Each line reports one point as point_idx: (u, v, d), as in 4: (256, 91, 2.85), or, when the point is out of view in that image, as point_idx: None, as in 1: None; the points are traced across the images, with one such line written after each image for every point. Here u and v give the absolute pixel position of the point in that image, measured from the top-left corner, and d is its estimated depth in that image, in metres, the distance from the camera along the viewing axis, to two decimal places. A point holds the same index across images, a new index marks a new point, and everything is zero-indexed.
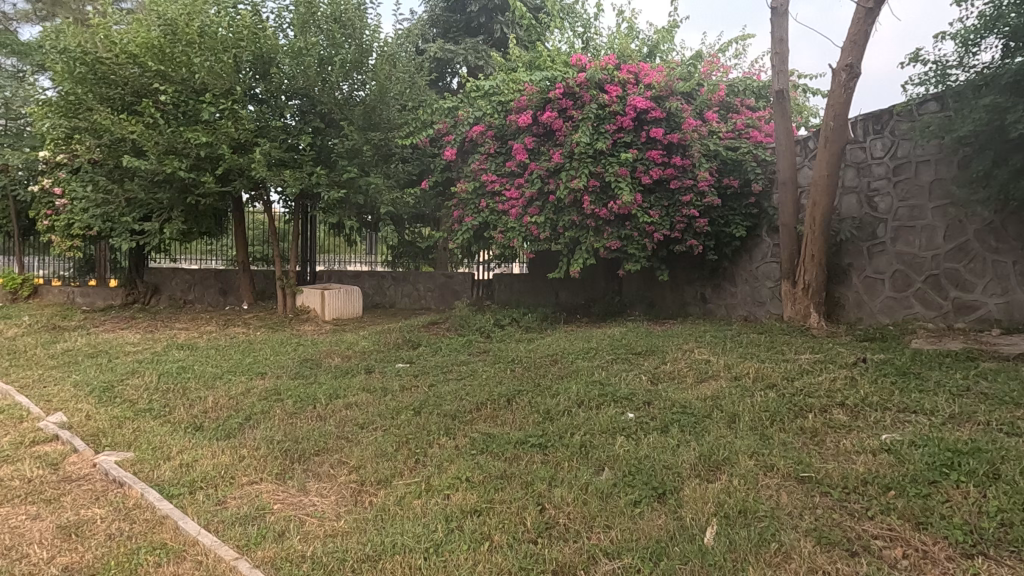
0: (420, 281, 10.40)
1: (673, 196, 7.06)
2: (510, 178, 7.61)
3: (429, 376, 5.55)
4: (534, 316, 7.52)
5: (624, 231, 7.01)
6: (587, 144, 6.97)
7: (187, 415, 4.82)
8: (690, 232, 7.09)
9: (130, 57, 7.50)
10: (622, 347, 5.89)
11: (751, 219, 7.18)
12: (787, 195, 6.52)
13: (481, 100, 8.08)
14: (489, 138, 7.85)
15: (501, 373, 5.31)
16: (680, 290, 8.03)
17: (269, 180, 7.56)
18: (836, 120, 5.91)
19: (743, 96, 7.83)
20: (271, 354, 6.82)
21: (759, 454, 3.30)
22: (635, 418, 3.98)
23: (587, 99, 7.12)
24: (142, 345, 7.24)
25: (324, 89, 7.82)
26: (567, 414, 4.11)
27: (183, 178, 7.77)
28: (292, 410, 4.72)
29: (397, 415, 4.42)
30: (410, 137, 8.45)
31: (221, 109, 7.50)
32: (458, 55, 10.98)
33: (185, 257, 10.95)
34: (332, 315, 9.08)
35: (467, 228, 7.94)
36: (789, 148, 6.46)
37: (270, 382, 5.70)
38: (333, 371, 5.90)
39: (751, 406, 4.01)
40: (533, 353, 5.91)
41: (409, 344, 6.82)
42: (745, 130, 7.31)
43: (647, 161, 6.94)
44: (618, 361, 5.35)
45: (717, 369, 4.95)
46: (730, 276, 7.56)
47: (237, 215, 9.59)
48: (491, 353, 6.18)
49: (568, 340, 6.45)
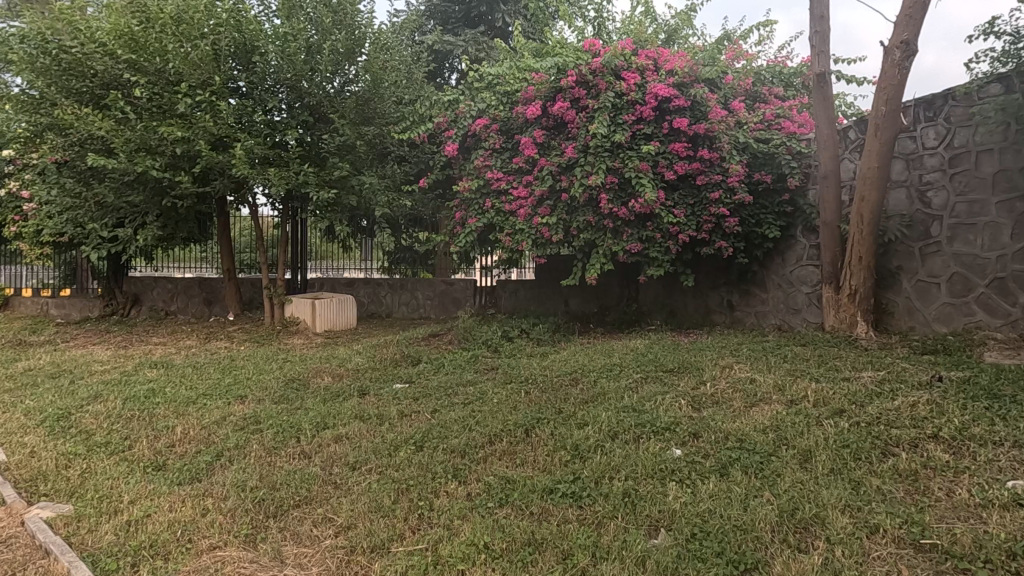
0: (419, 288, 9.72)
1: (699, 193, 6.40)
2: (518, 176, 6.93)
3: (432, 399, 4.85)
4: (545, 327, 6.83)
5: (646, 233, 6.32)
6: (603, 137, 6.31)
7: (149, 451, 4.11)
8: (719, 232, 6.39)
9: (99, 46, 6.80)
10: (650, 363, 5.21)
11: (785, 218, 6.50)
12: (829, 191, 5.84)
13: (484, 91, 7.42)
14: (494, 132, 7.17)
15: (516, 396, 4.62)
16: (704, 296, 7.36)
17: (252, 179, 6.86)
18: (888, 104, 5.23)
19: (772, 85, 7.16)
20: (254, 372, 6.11)
21: (854, 509, 2.61)
22: (684, 457, 3.29)
23: (603, 88, 6.47)
24: (111, 363, 6.52)
25: (311, 81, 7.15)
26: (600, 450, 3.43)
27: (157, 178, 7.07)
28: (272, 445, 4.01)
29: (395, 452, 3.72)
30: (406, 132, 7.76)
31: (199, 102, 6.81)
32: (458, 47, 10.30)
33: (167, 265, 10.22)
34: (324, 327, 8.38)
35: (469, 231, 7.23)
36: (830, 138, 5.78)
37: (251, 408, 4.98)
38: (322, 394, 5.18)
39: (822, 439, 3.33)
40: (549, 370, 5.22)
41: (408, 361, 6.12)
42: (777, 121, 6.64)
43: (670, 155, 6.28)
44: (649, 381, 4.67)
45: (767, 391, 4.27)
46: (760, 281, 6.88)
47: (222, 219, 8.94)
48: (501, 370, 5.48)
49: (586, 354, 5.76)
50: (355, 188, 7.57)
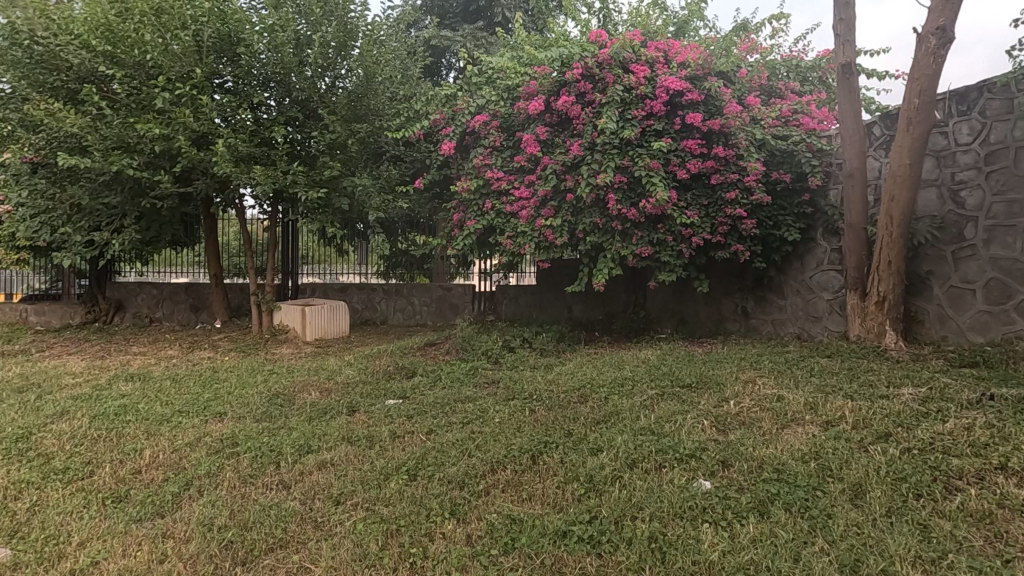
0: (415, 294, 9.31)
1: (713, 193, 6.00)
2: (519, 175, 6.53)
3: (428, 418, 4.43)
4: (548, 336, 6.42)
5: (657, 236, 5.93)
6: (611, 133, 5.92)
7: (111, 479, 3.68)
8: (734, 235, 5.99)
9: (73, 37, 6.39)
10: (664, 377, 4.80)
11: (804, 219, 6.10)
12: (855, 190, 5.44)
13: (484, 86, 7.02)
14: (494, 129, 6.76)
15: (520, 414, 4.20)
16: (717, 303, 6.95)
17: (236, 179, 6.44)
18: (921, 96, 4.84)
19: (788, 79, 6.76)
20: (237, 386, 5.68)
21: (928, 563, 2.19)
22: (715, 491, 2.88)
23: (610, 81, 6.08)
24: (83, 375, 6.07)
25: (300, 76, 6.74)
26: (617, 482, 3.03)
27: (135, 178, 6.64)
28: (248, 472, 3.58)
29: (385, 483, 3.29)
30: (401, 130, 7.29)
31: (178, 96, 6.38)
32: (456, 42, 9.88)
33: (152, 270, 9.77)
34: (315, 336, 7.96)
35: (468, 233, 6.79)
36: (856, 133, 5.38)
37: (229, 427, 4.55)
38: (308, 412, 4.75)
39: (873, 469, 2.91)
40: (555, 385, 4.81)
41: (402, 374, 5.70)
42: (795, 117, 6.24)
43: (682, 153, 5.89)
44: (666, 399, 4.26)
45: (798, 411, 3.86)
46: (777, 287, 6.49)
47: (208, 223, 8.54)
48: (503, 384, 5.06)
49: (595, 366, 5.35)
50: (347, 189, 7.17)
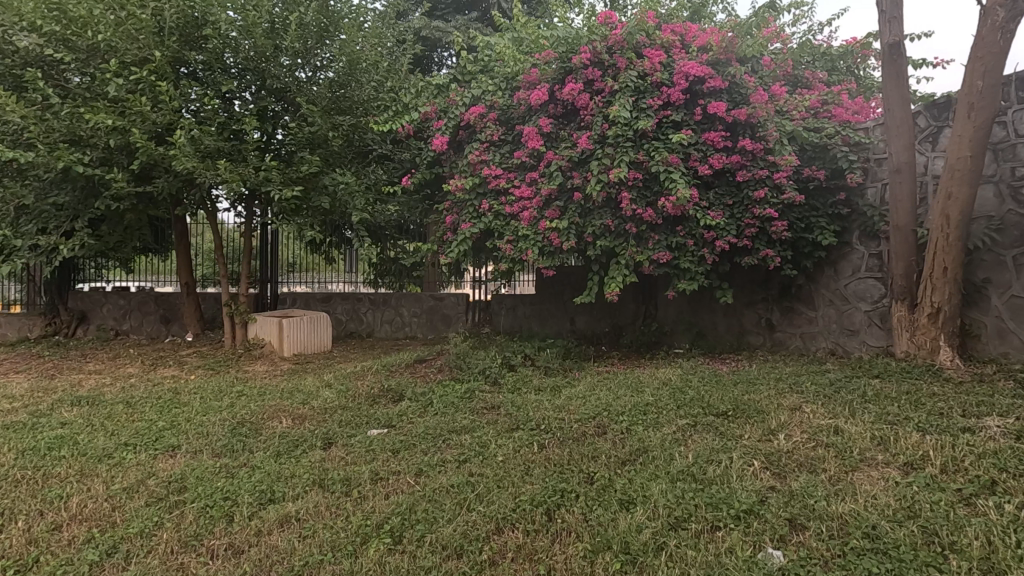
0: (404, 305, 8.63)
1: (738, 191, 5.35)
2: (520, 173, 5.85)
3: (416, 455, 3.72)
4: (553, 353, 5.73)
5: (676, 239, 5.27)
6: (624, 124, 5.28)
7: (19, 539, 2.93)
8: (763, 239, 5.33)
9: (18, 17, 5.71)
10: (694, 403, 4.11)
11: (839, 221, 5.45)
12: (903, 187, 4.79)
13: (480, 76, 6.36)
14: (492, 122, 6.07)
15: (527, 452, 3.51)
16: (738, 315, 6.29)
17: (202, 176, 5.72)
18: (985, 78, 4.21)
19: (814, 68, 6.11)
20: (198, 411, 4.93)
21: None
22: (795, 567, 2.19)
23: (622, 67, 5.44)
24: (24, 400, 5.30)
25: (276, 62, 6.05)
26: (663, 554, 2.34)
27: (88, 175, 5.90)
28: (193, 532, 2.86)
29: (362, 551, 2.58)
30: (388, 123, 6.53)
31: (135, 83, 5.64)
32: (448, 35, 9.22)
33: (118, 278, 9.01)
34: (294, 351, 7.24)
35: (462, 238, 6.02)
36: (904, 123, 4.74)
37: (180, 466, 3.81)
38: (276, 446, 4.03)
39: (997, 537, 2.24)
40: (566, 413, 4.12)
41: (389, 398, 4.98)
42: (825, 108, 5.60)
43: (703, 147, 5.25)
44: (699, 432, 3.59)
45: (865, 448, 3.19)
46: (807, 297, 5.84)
47: (177, 226, 7.86)
48: (504, 411, 4.37)
49: (609, 388, 4.66)
50: (328, 188, 6.48)
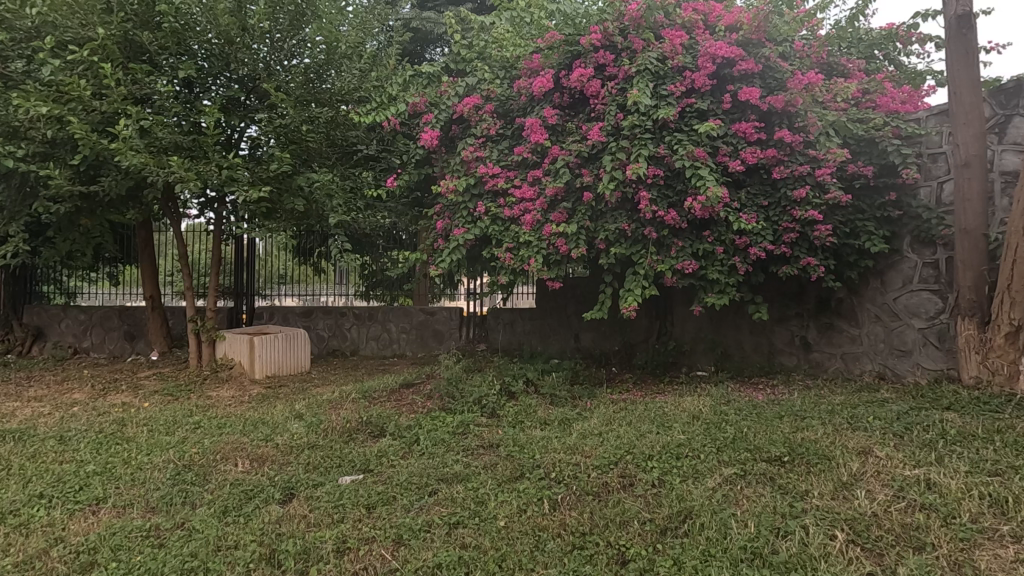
0: (392, 320, 7.88)
1: (773, 191, 4.64)
2: (522, 171, 5.12)
3: (394, 516, 2.95)
4: (559, 378, 4.98)
5: (703, 246, 4.55)
6: (642, 113, 4.58)
7: None
8: (804, 245, 4.61)
9: None
10: (738, 443, 3.38)
11: (888, 225, 4.74)
12: (971, 184, 4.09)
13: (476, 62, 5.65)
14: (489, 115, 5.35)
15: (537, 516, 2.76)
16: (766, 332, 5.56)
17: (156, 174, 4.98)
18: None
19: (851, 55, 5.40)
20: (141, 450, 4.14)
21: None
22: None
23: (638, 49, 4.74)
24: None
25: (242, 45, 5.37)
26: None
27: (24, 173, 5.14)
28: None
29: None
30: (369, 115, 5.74)
31: (78, 66, 4.92)
32: (440, 26, 8.53)
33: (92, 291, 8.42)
34: (266, 372, 6.47)
35: (454, 245, 5.22)
36: (975, 108, 4.05)
37: (99, 528, 3.04)
38: (224, 499, 3.27)
39: None
40: (581, 457, 3.38)
41: (367, 434, 4.20)
42: (866, 97, 4.81)
43: (734, 139, 4.55)
44: (750, 487, 2.86)
45: (979, 513, 2.46)
46: (848, 312, 5.13)
47: (142, 233, 7.16)
48: (505, 453, 3.61)
49: (630, 423, 3.92)
50: (304, 188, 5.76)
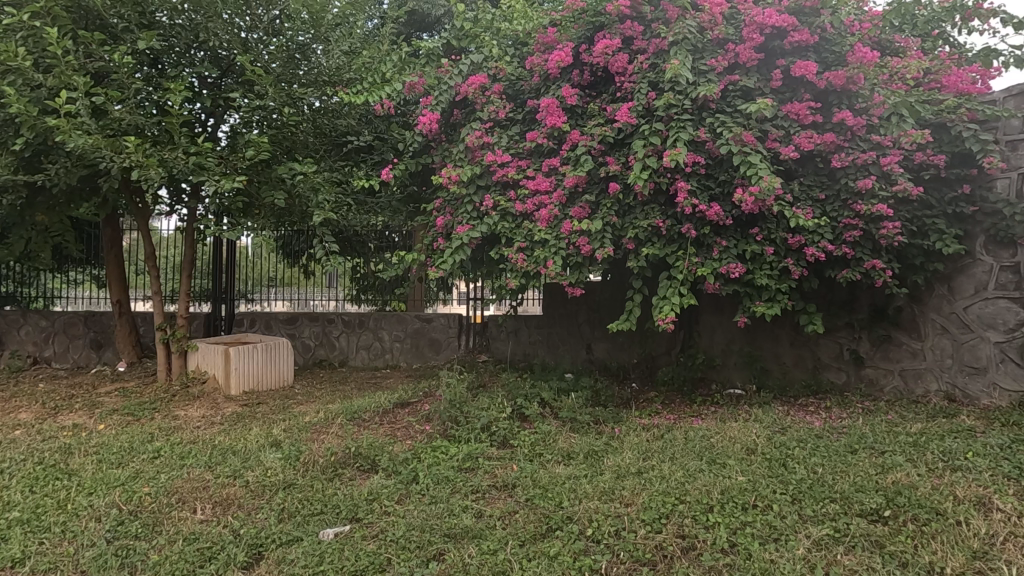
0: (384, 328, 7.21)
1: (830, 182, 4.00)
2: (535, 160, 4.47)
3: None
4: (578, 399, 4.31)
5: (750, 246, 3.91)
6: (678, 91, 3.91)
7: None
8: (866, 245, 3.97)
9: None
10: (820, 489, 2.72)
11: (960, 223, 4.10)
12: None
13: (482, 36, 4.98)
14: (497, 95, 4.68)
15: None
16: (810, 344, 4.92)
17: (111, 159, 4.29)
18: None
19: (906, 34, 4.74)
20: (79, 490, 3.42)
21: None
22: None
23: (673, 17, 4.01)
24: None
25: (214, 14, 4.72)
26: None
27: None
28: None
29: None
30: (361, 95, 5.06)
31: (18, 32, 4.22)
32: (439, 6, 7.89)
33: (63, 300, 7.63)
34: (244, 388, 5.76)
35: (457, 245, 4.49)
36: None
37: None
38: (170, 563, 2.56)
39: None
40: (624, 507, 2.70)
41: (355, 469, 3.51)
42: (929, 77, 4.16)
43: (785, 123, 3.90)
44: (852, 555, 2.22)
45: None
46: (909, 323, 4.50)
47: (108, 229, 6.46)
48: (526, 498, 2.93)
49: (674, 458, 3.26)
50: (285, 180, 5.08)
